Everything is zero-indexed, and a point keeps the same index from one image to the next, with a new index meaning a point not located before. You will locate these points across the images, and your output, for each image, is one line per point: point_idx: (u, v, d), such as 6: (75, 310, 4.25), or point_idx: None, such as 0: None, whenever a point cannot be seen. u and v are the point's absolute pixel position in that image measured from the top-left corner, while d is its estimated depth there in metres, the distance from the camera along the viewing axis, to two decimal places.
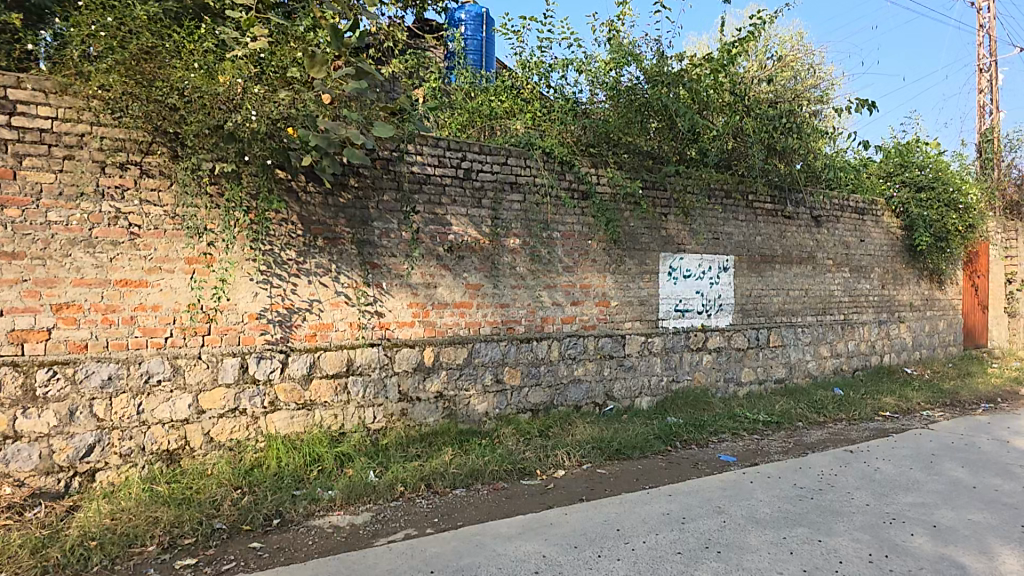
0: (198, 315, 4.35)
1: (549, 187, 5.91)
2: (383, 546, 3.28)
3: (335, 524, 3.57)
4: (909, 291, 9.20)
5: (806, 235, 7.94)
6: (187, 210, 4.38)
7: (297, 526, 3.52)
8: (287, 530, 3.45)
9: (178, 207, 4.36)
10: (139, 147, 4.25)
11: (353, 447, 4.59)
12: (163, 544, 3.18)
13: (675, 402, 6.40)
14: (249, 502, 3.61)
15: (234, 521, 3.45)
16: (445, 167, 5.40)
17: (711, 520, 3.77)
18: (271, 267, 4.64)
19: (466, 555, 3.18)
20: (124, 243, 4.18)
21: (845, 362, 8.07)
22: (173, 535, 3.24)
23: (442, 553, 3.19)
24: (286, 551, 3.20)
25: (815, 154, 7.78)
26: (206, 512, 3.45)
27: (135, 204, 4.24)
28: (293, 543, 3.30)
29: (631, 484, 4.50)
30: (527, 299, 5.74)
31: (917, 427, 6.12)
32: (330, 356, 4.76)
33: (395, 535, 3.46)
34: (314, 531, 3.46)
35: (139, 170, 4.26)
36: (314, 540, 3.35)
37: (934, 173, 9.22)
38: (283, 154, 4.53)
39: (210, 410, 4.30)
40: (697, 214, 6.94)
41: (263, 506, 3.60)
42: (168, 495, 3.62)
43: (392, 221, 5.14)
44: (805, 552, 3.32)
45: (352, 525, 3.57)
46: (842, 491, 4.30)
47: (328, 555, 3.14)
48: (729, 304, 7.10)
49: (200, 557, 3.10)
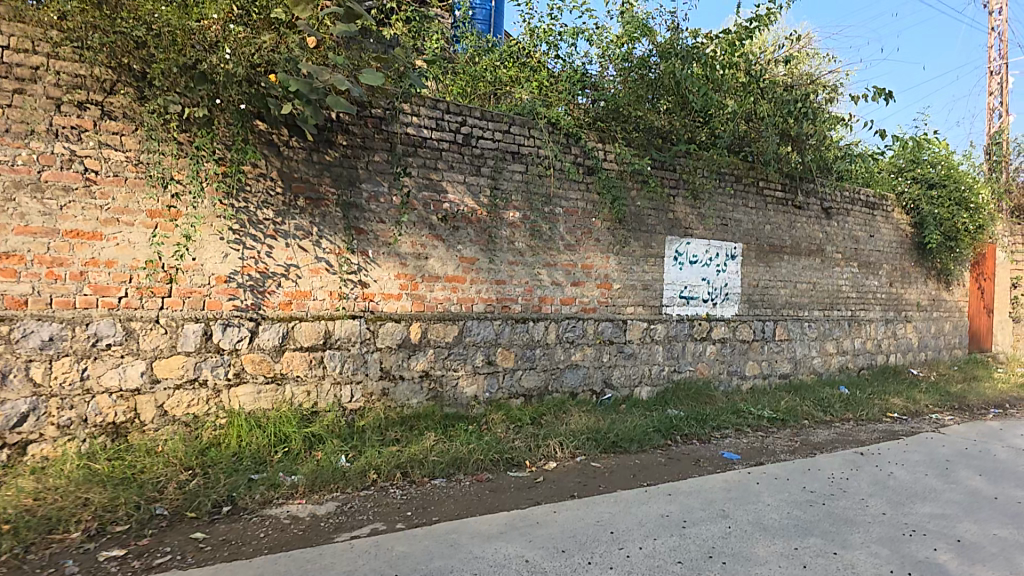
0: (158, 274, 3.87)
1: (554, 158, 5.43)
2: (344, 543, 2.89)
3: (294, 514, 3.17)
4: (917, 290, 8.91)
5: (816, 227, 7.56)
6: (149, 156, 3.85)
7: (250, 514, 3.13)
8: (238, 520, 3.05)
9: (142, 153, 3.83)
10: (101, 85, 3.71)
11: (326, 428, 4.17)
12: (88, 531, 2.77)
13: (677, 393, 6.06)
14: (198, 487, 3.20)
15: (177, 507, 3.06)
16: (443, 130, 4.92)
17: (715, 525, 3.44)
18: (245, 226, 4.15)
19: (438, 557, 2.80)
20: (77, 189, 3.67)
21: (851, 360, 7.78)
22: (104, 522, 2.85)
23: (411, 554, 2.81)
24: (231, 543, 2.80)
25: (829, 143, 7.34)
26: (145, 496, 3.04)
27: (93, 147, 3.71)
28: (241, 535, 2.89)
29: (628, 481, 4.15)
30: (524, 276, 5.31)
31: (927, 431, 5.85)
32: (305, 327, 4.31)
33: (360, 530, 3.07)
34: (269, 522, 3.06)
35: (100, 111, 3.73)
36: (267, 532, 2.95)
37: (946, 171, 8.82)
38: (264, 101, 3.96)
39: (166, 379, 3.85)
40: (706, 197, 6.50)
41: (214, 492, 3.20)
42: (107, 475, 3.19)
43: (381, 184, 4.66)
44: (818, 566, 3.00)
45: (313, 516, 3.18)
46: (855, 497, 4.00)
47: (279, 551, 2.75)
48: (736, 294, 6.73)
49: (130, 548, 2.69)
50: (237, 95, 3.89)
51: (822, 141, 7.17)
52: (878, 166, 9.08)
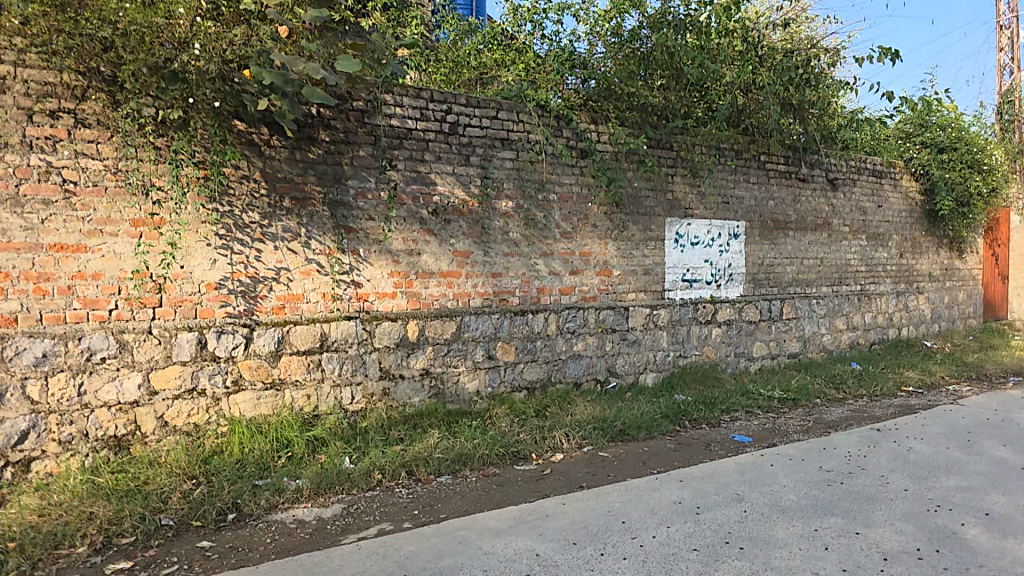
0: (147, 285, 3.84)
1: (545, 143, 5.30)
2: (351, 545, 2.87)
3: (299, 518, 3.16)
4: (928, 260, 8.68)
5: (821, 200, 7.36)
6: (127, 163, 3.80)
7: (255, 521, 3.12)
8: (244, 527, 3.05)
9: (120, 161, 3.79)
10: (72, 92, 3.66)
11: (328, 430, 4.15)
12: (95, 545, 2.77)
13: (683, 378, 5.97)
14: (202, 495, 3.19)
15: (183, 516, 3.06)
16: (428, 120, 4.82)
17: (731, 510, 3.37)
18: (231, 230, 4.11)
19: (447, 555, 2.77)
20: (57, 201, 3.63)
21: (862, 335, 7.63)
22: (110, 535, 2.84)
23: (419, 553, 2.79)
24: (239, 550, 2.80)
25: (832, 109, 7.14)
26: (150, 507, 3.04)
27: (69, 157, 3.67)
28: (249, 541, 2.89)
29: (636, 469, 4.10)
30: (521, 267, 5.22)
31: (943, 403, 5.74)
32: (301, 331, 4.28)
33: (367, 531, 3.05)
34: (275, 527, 3.05)
35: (73, 118, 3.68)
36: (274, 538, 2.94)
37: (955, 133, 8.53)
38: (238, 98, 3.89)
39: (163, 391, 3.85)
40: (705, 175, 6.33)
41: (218, 499, 3.19)
42: (111, 488, 3.20)
43: (368, 180, 4.58)
44: (841, 547, 2.92)
45: (319, 519, 3.17)
46: (874, 474, 3.91)
47: (286, 557, 2.73)
48: (741, 274, 6.59)
49: (136, 560, 2.70)
50: (211, 94, 3.83)
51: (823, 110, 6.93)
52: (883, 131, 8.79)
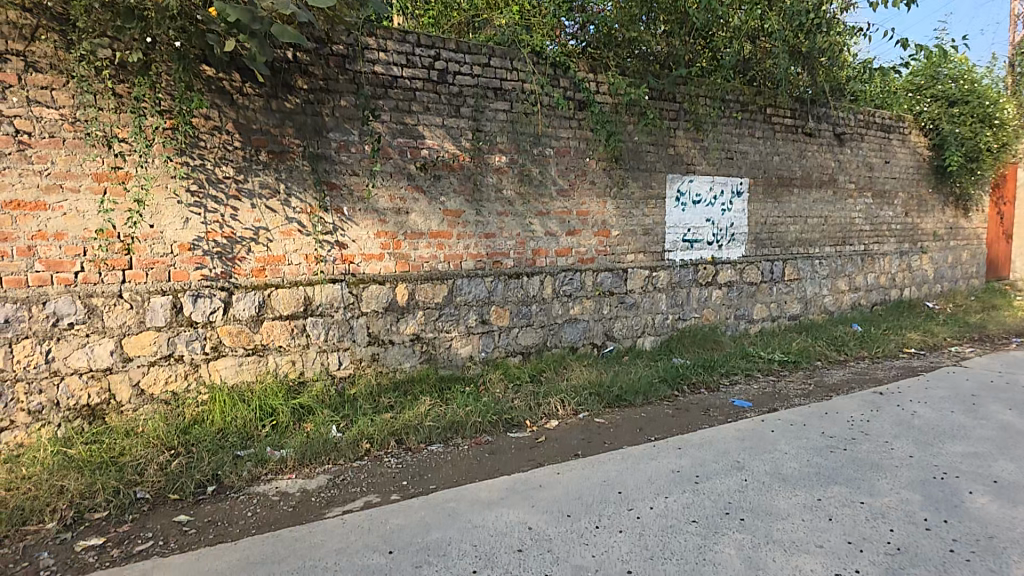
0: (114, 245, 3.56)
1: (541, 92, 4.90)
2: (335, 519, 2.76)
3: (283, 490, 3.05)
4: (933, 219, 8.42)
5: (828, 155, 7.00)
6: (85, 112, 3.44)
7: (236, 493, 3.00)
8: (224, 499, 2.93)
9: (77, 109, 3.42)
10: (20, 34, 3.29)
11: (314, 397, 4.01)
12: (65, 521, 2.66)
13: (682, 341, 5.84)
14: (180, 466, 3.07)
15: (159, 489, 2.93)
16: (415, 67, 4.41)
17: (730, 478, 3.30)
18: (203, 186, 3.79)
19: (435, 529, 2.67)
20: (11, 154, 3.29)
21: (863, 296, 7.48)
22: (81, 510, 2.72)
23: (406, 527, 2.68)
24: (216, 525, 2.68)
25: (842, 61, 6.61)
26: (125, 480, 2.91)
27: (22, 106, 3.31)
28: (228, 515, 2.77)
29: (633, 436, 4.01)
30: (515, 227, 4.94)
31: (948, 364, 5.69)
32: (283, 294, 4.05)
33: (353, 503, 2.95)
34: (257, 500, 2.93)
35: (24, 63, 3.30)
36: (255, 511, 2.82)
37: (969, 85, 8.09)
38: (204, 39, 3.50)
39: (138, 357, 3.65)
40: (709, 128, 5.93)
41: (197, 471, 3.06)
42: (83, 460, 3.06)
43: (351, 132, 4.22)
44: (846, 518, 2.86)
45: (303, 491, 3.05)
46: (878, 440, 3.85)
47: (266, 532, 2.62)
48: (743, 234, 6.34)
49: (109, 536, 2.58)
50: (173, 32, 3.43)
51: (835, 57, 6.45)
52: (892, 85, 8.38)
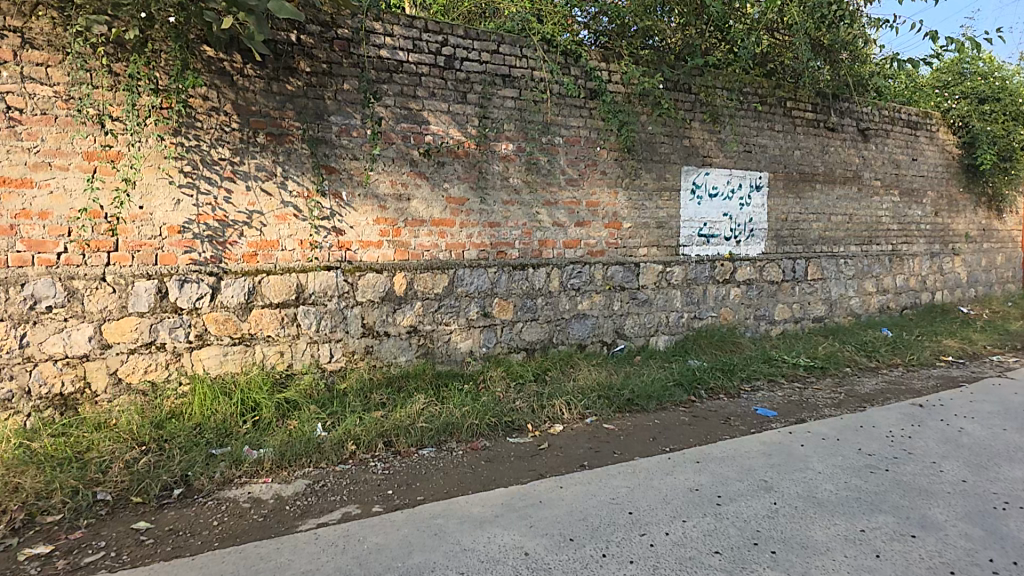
0: (100, 226, 3.34)
1: (551, 80, 4.60)
2: (307, 533, 2.52)
3: (255, 496, 2.82)
4: (967, 219, 7.84)
5: (852, 151, 6.50)
6: (80, 89, 3.24)
7: (205, 498, 2.78)
8: (189, 505, 2.71)
9: (73, 86, 3.22)
10: (19, 9, 3.09)
11: (302, 392, 3.77)
12: (13, 524, 2.45)
13: (698, 342, 5.49)
14: (147, 466, 2.87)
15: (122, 490, 2.73)
16: (421, 53, 4.14)
17: (758, 501, 2.99)
18: (198, 167, 3.55)
19: (419, 551, 2.41)
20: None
21: (892, 299, 7.03)
22: (33, 512, 2.53)
23: (386, 547, 2.43)
24: (176, 535, 2.45)
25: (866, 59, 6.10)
26: (85, 479, 2.73)
27: (14, 81, 3.12)
28: (191, 523, 2.55)
29: (646, 446, 3.71)
30: (521, 217, 4.65)
31: (993, 375, 5.31)
32: (274, 281, 3.81)
33: (330, 515, 2.70)
34: (225, 507, 2.70)
35: (20, 39, 3.11)
36: (221, 520, 2.59)
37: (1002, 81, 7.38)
38: (202, 17, 3.26)
39: (117, 344, 3.43)
40: (726, 119, 5.51)
41: (165, 472, 2.86)
42: (46, 455, 2.87)
43: (354, 116, 3.96)
44: (895, 556, 2.54)
45: (278, 498, 2.82)
46: (924, 461, 3.52)
47: (227, 546, 2.39)
48: (762, 230, 5.94)
49: (59, 544, 2.37)
50: (171, 9, 3.20)
51: (857, 54, 5.95)
52: (917, 80, 7.81)
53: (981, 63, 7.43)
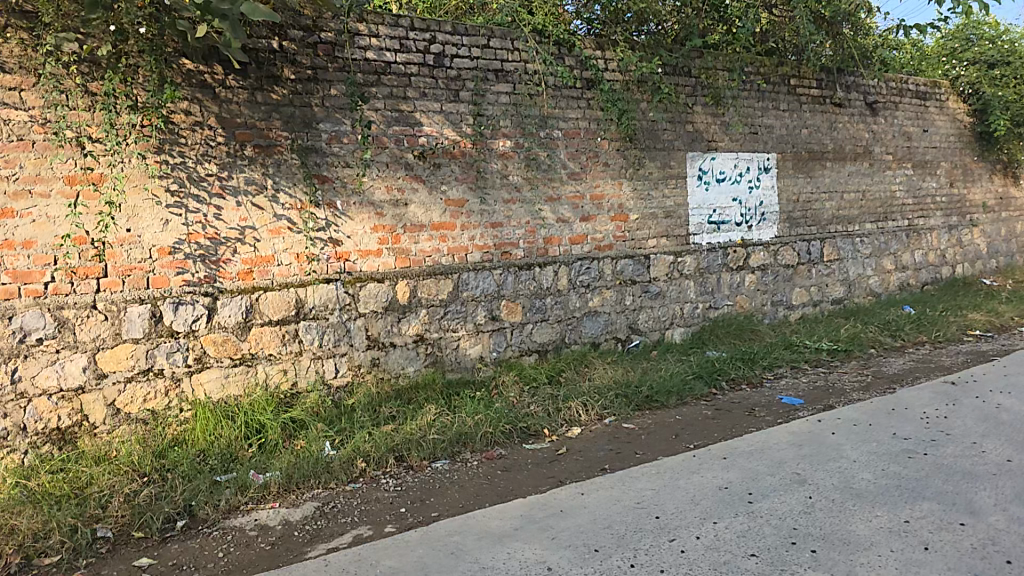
0: (86, 252, 3.24)
1: (545, 71, 4.48)
2: (317, 560, 2.39)
3: (262, 523, 2.69)
4: (983, 188, 7.59)
5: (860, 126, 6.32)
6: (56, 112, 3.15)
7: (210, 528, 2.67)
8: (194, 537, 2.60)
9: (49, 110, 3.14)
10: None
11: (309, 410, 3.64)
12: (10, 568, 2.37)
13: (715, 332, 5.31)
14: (148, 498, 2.75)
15: (123, 526, 2.63)
16: (409, 52, 4.03)
17: (792, 495, 2.81)
18: (184, 185, 3.45)
19: (434, 572, 2.27)
20: None
21: (912, 276, 6.81)
22: (30, 554, 2.44)
23: (400, 570, 2.29)
24: (180, 570, 2.37)
25: (867, 31, 6.01)
26: (84, 516, 2.61)
27: None
28: (196, 557, 2.46)
29: (669, 444, 3.53)
30: (524, 215, 4.52)
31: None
32: (272, 298, 3.69)
33: (340, 539, 2.57)
34: (231, 537, 2.59)
35: None
36: (227, 552, 2.49)
37: (1013, 44, 7.11)
38: (177, 28, 3.17)
39: (114, 373, 3.33)
40: (729, 101, 5.36)
41: (167, 503, 2.74)
42: (43, 494, 2.75)
43: (343, 122, 3.86)
44: (946, 548, 2.36)
45: (286, 523, 2.69)
46: (964, 442, 3.34)
47: None
48: (774, 214, 5.76)
49: None
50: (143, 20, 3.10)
51: (860, 24, 5.83)
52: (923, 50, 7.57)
53: (989, 27, 7.20)
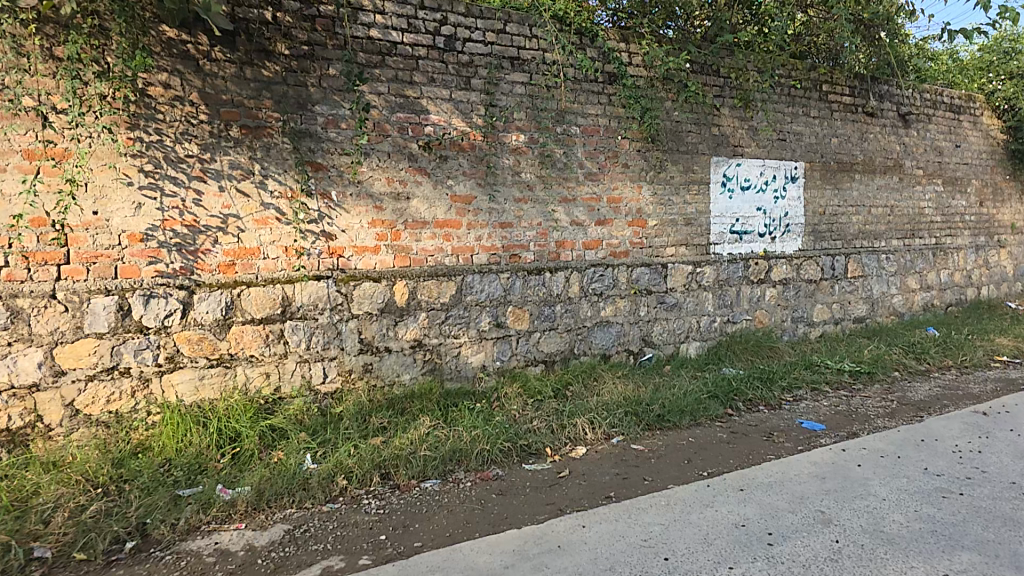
0: (45, 235, 2.92)
1: (565, 62, 4.16)
2: None
3: (223, 548, 2.37)
4: (1013, 209, 7.28)
5: (892, 138, 6.01)
6: (14, 77, 2.84)
7: (162, 551, 2.34)
8: (142, 561, 2.28)
9: (6, 73, 2.83)
10: None
11: (291, 418, 3.32)
12: None
13: (732, 348, 4.99)
14: (96, 515, 2.43)
15: (64, 546, 2.31)
16: (417, 33, 3.72)
17: (817, 539, 2.48)
18: (160, 166, 3.14)
19: None
20: None
21: (937, 296, 6.50)
22: None
23: None
24: None
25: (902, 38, 5.74)
26: (20, 533, 2.30)
27: None
28: None
29: (682, 471, 3.21)
30: (536, 216, 4.20)
31: None
32: (256, 294, 3.37)
33: (308, 571, 2.24)
34: (184, 563, 2.27)
35: None
36: None
37: None
38: None
39: (74, 370, 3.01)
40: (759, 104, 5.04)
41: (117, 521, 2.43)
42: None
43: (341, 105, 3.54)
44: None
45: (249, 549, 2.37)
46: (1002, 482, 3.01)
47: None
48: (799, 225, 5.45)
49: None
50: None
51: (897, 30, 5.54)
52: (959, 62, 7.25)
53: None
